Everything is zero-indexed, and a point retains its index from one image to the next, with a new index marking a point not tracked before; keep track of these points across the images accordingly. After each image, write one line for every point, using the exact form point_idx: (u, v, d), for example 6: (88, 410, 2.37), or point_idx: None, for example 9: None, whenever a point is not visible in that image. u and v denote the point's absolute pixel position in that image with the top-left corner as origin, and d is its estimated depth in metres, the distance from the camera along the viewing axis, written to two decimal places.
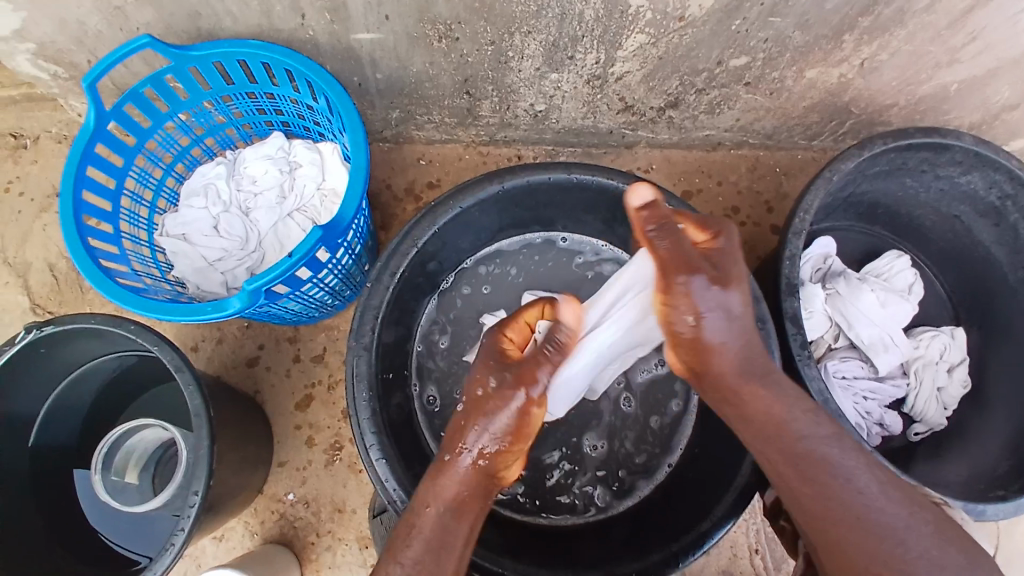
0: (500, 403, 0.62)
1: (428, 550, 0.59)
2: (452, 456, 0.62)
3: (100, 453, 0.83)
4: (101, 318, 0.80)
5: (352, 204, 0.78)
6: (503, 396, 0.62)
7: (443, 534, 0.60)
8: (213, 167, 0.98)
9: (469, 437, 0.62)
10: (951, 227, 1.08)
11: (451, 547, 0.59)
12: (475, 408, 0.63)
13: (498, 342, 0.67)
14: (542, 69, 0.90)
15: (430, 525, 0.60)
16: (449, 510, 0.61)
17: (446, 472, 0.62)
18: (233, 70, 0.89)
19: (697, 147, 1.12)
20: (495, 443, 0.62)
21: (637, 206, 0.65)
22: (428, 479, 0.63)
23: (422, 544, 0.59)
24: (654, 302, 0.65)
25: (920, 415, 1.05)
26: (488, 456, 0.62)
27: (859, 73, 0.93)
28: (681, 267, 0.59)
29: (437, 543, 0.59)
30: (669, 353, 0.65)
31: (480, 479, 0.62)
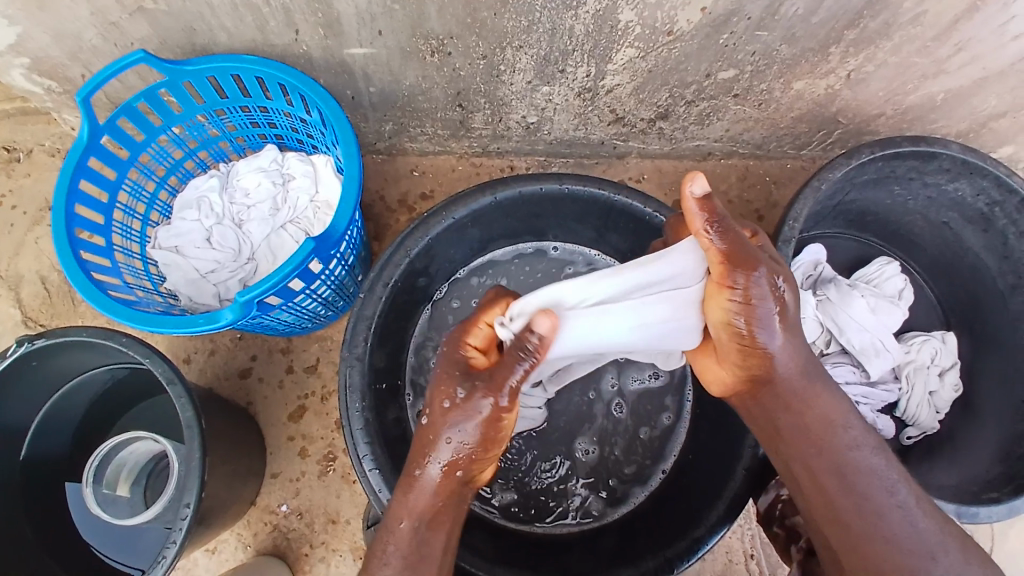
0: (467, 414, 0.62)
1: (406, 565, 0.62)
2: (422, 471, 0.64)
3: (92, 465, 0.83)
4: (93, 331, 0.80)
5: (345, 216, 0.79)
6: (469, 408, 0.62)
7: (418, 547, 0.63)
8: (206, 180, 0.99)
9: (437, 453, 0.64)
10: (940, 234, 1.09)
11: (428, 560, 0.63)
12: (441, 418, 0.63)
13: (459, 351, 0.65)
14: (534, 82, 0.91)
15: (406, 540, 0.63)
16: (424, 523, 0.64)
17: (418, 488, 0.64)
18: (227, 84, 0.90)
19: (687, 157, 1.13)
20: (464, 455, 0.64)
21: (696, 195, 0.64)
22: (399, 493, 0.65)
23: (400, 561, 0.62)
24: (714, 302, 0.67)
25: (913, 418, 1.05)
26: (459, 467, 0.64)
27: (846, 85, 0.95)
28: (745, 264, 0.63)
29: (415, 557, 0.63)
30: (729, 357, 0.69)
31: (453, 491, 0.65)
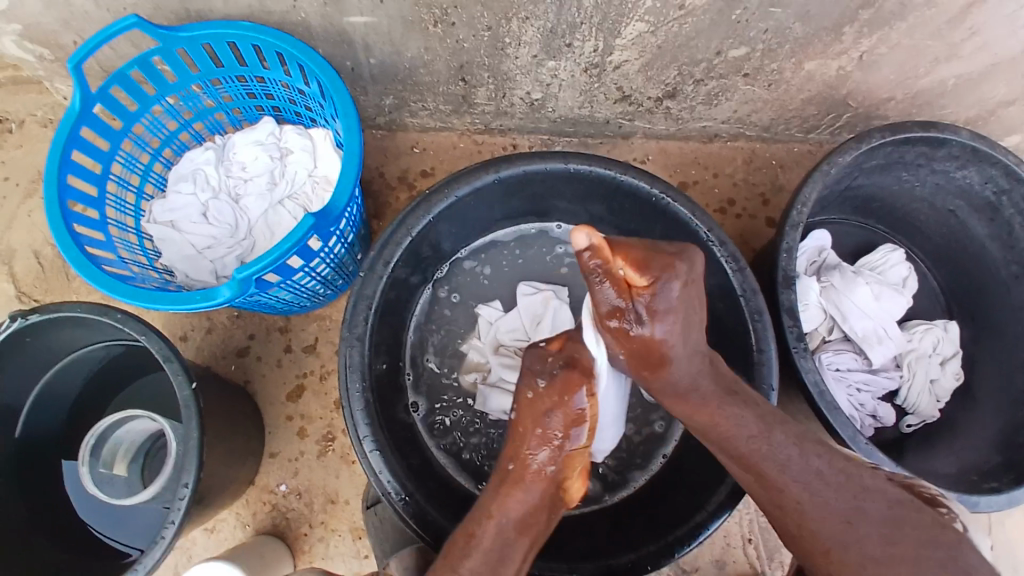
0: (547, 403, 0.64)
1: (488, 564, 0.59)
2: (517, 464, 0.64)
3: (88, 444, 0.82)
4: (87, 307, 0.78)
5: (345, 193, 0.77)
6: (549, 398, 0.64)
7: (503, 545, 0.60)
8: (201, 152, 0.96)
9: (531, 443, 0.64)
10: (946, 223, 1.08)
11: (510, 561, 0.60)
12: (529, 412, 0.65)
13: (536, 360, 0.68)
14: (539, 56, 0.88)
15: (490, 537, 0.61)
16: (511, 526, 0.62)
17: (512, 480, 0.63)
18: (222, 52, 0.87)
19: (694, 138, 1.11)
20: (558, 441, 0.64)
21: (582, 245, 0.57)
22: (493, 488, 0.64)
23: (481, 556, 0.59)
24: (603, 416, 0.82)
25: (913, 406, 1.05)
26: (554, 463, 0.64)
27: (858, 67, 0.92)
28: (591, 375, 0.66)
29: (495, 555, 0.60)
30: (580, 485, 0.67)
31: (546, 487, 0.64)
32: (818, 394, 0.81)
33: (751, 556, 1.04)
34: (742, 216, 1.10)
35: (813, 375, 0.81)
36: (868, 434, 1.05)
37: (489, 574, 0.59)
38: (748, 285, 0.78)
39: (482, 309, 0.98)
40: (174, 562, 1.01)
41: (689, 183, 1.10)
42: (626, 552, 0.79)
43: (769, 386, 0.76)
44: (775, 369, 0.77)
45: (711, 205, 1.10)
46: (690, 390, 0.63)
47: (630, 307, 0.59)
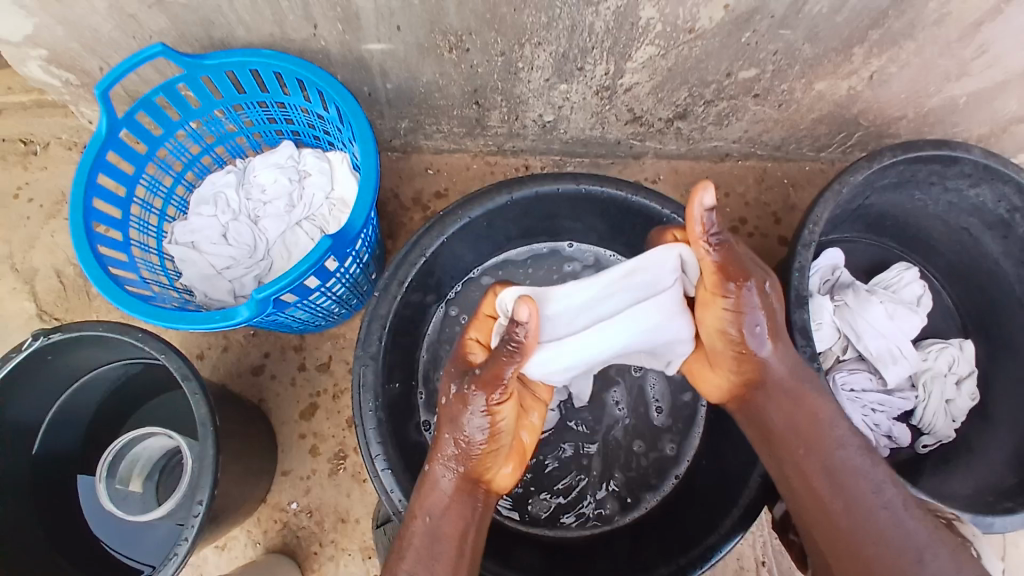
0: (464, 409, 0.64)
1: (421, 561, 0.64)
2: (432, 470, 0.67)
3: (105, 460, 0.82)
4: (108, 326, 0.80)
5: (361, 213, 0.78)
6: (468, 402, 0.63)
7: (432, 541, 0.64)
8: (223, 175, 0.98)
9: (443, 450, 0.66)
10: (959, 240, 1.07)
11: (440, 555, 0.64)
12: (461, 411, 0.64)
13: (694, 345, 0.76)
14: (552, 80, 0.90)
15: (418, 536, 0.65)
16: (436, 521, 0.65)
17: (428, 482, 0.67)
18: (245, 79, 0.89)
19: (705, 158, 1.12)
20: (475, 447, 0.65)
21: (707, 207, 0.64)
22: (415, 491, 0.68)
23: (414, 555, 0.64)
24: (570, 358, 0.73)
25: (929, 427, 1.04)
26: (464, 466, 0.66)
27: (868, 86, 0.93)
28: (739, 275, 0.66)
29: (426, 552, 0.64)
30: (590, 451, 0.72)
31: (462, 488, 0.66)
32: None
33: None
34: (754, 235, 1.10)
35: None
36: (883, 454, 1.04)
37: (424, 574, 0.63)
38: None
39: None
40: None
41: None
42: None
43: None
44: None
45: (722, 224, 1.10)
46: (778, 386, 0.69)
47: (745, 266, 0.67)
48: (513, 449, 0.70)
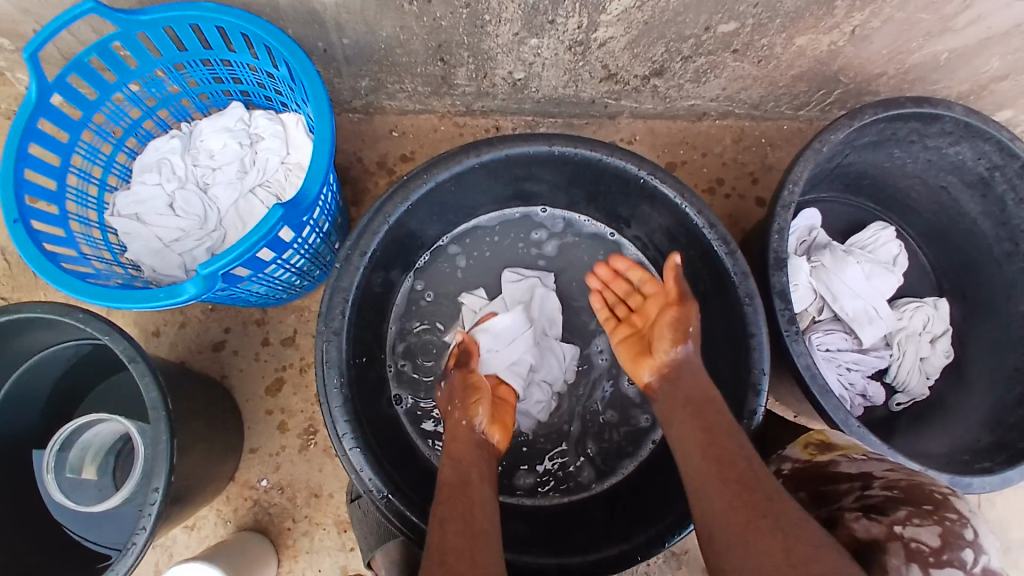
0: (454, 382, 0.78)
1: (456, 487, 0.66)
2: (448, 435, 0.74)
3: (52, 452, 0.76)
4: (49, 307, 0.73)
5: (318, 179, 0.72)
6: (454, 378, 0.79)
7: (460, 472, 0.68)
8: (167, 141, 0.91)
9: (451, 419, 0.75)
10: (937, 199, 1.06)
11: (473, 479, 0.67)
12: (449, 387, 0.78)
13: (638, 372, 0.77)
14: (522, 34, 0.84)
15: (450, 474, 0.68)
16: (461, 462, 0.70)
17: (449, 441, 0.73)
18: (186, 36, 0.83)
19: (681, 117, 1.08)
20: (472, 407, 0.75)
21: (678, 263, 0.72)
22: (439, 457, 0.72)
23: (449, 488, 0.66)
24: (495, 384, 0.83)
25: (903, 384, 1.04)
26: (471, 420, 0.74)
27: (850, 42, 0.90)
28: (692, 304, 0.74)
29: (458, 482, 0.66)
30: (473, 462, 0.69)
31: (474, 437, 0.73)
32: (811, 377, 0.78)
33: None
34: (731, 196, 1.07)
35: (805, 359, 0.78)
36: (857, 413, 1.05)
37: (461, 495, 0.65)
38: (740, 268, 0.75)
39: (467, 298, 0.95)
40: (154, 560, 0.98)
41: (678, 163, 1.08)
42: (618, 543, 0.76)
43: (760, 371, 0.73)
44: (767, 352, 0.74)
45: (699, 185, 1.07)
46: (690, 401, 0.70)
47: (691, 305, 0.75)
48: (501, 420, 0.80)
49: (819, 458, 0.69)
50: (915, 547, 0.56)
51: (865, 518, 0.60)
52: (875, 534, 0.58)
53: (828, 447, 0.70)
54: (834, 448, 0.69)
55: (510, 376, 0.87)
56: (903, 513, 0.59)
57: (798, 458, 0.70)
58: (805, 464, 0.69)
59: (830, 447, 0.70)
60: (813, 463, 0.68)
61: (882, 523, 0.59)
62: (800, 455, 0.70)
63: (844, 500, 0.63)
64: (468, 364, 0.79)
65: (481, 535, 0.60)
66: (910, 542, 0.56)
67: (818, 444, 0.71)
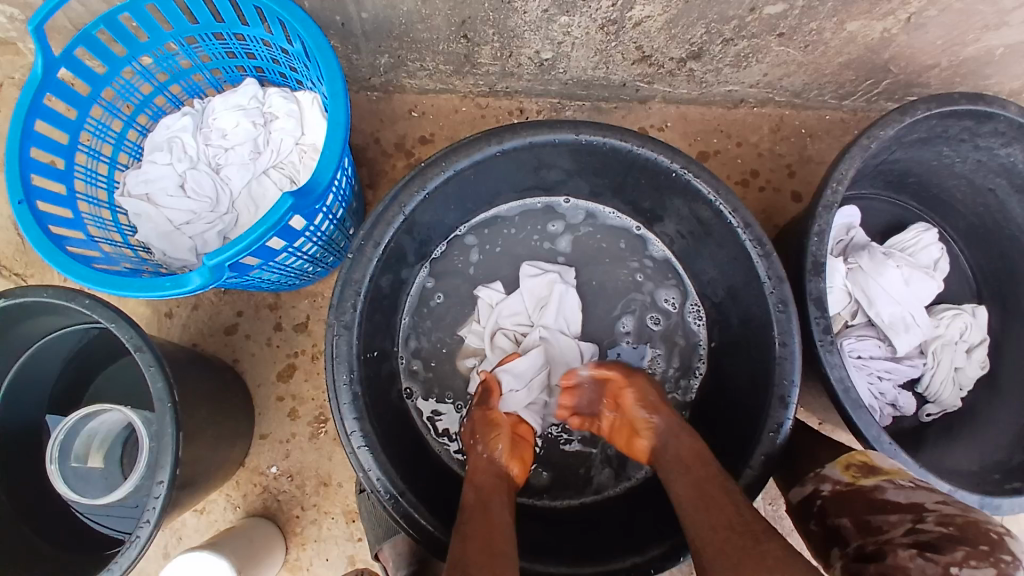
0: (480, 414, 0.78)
1: (477, 507, 0.64)
2: (473, 463, 0.73)
3: (56, 439, 0.75)
4: (55, 292, 0.70)
5: (329, 166, 0.68)
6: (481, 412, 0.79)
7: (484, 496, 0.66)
8: (178, 118, 0.87)
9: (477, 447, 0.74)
10: (985, 201, 0.99)
11: (496, 503, 0.65)
12: (477, 420, 0.77)
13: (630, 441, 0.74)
14: (551, 11, 0.79)
15: (473, 496, 0.66)
16: (484, 488, 0.68)
17: (474, 468, 0.72)
18: (196, 6, 0.79)
19: (717, 104, 1.01)
20: (495, 438, 0.75)
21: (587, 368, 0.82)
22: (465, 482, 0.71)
23: (470, 508, 0.64)
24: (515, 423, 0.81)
25: (935, 396, 0.99)
26: (491, 450, 0.73)
27: (905, 29, 0.83)
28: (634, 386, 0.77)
29: (480, 503, 0.65)
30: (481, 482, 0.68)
31: (496, 467, 0.72)
32: (843, 391, 0.73)
33: None
34: (765, 190, 1.02)
35: (839, 371, 0.73)
36: (886, 423, 1.00)
37: (482, 514, 0.63)
38: (775, 273, 0.70)
39: (482, 292, 0.91)
40: (164, 542, 0.98)
41: (710, 153, 1.02)
42: (631, 552, 0.72)
43: (790, 382, 0.69)
44: (799, 364, 0.69)
45: (732, 176, 1.02)
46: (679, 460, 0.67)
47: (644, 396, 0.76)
48: (524, 451, 0.78)
49: (863, 482, 0.69)
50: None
51: (920, 557, 0.57)
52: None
53: (872, 471, 0.70)
54: (878, 472, 0.70)
55: (528, 413, 0.84)
56: (961, 554, 0.56)
57: (840, 480, 0.70)
58: (847, 487, 0.69)
59: (874, 470, 0.70)
60: (856, 486, 0.69)
61: (938, 563, 0.56)
62: (842, 476, 0.71)
63: (895, 532, 0.62)
64: (488, 402, 0.80)
65: (501, 552, 0.57)
66: None
67: (860, 466, 0.71)
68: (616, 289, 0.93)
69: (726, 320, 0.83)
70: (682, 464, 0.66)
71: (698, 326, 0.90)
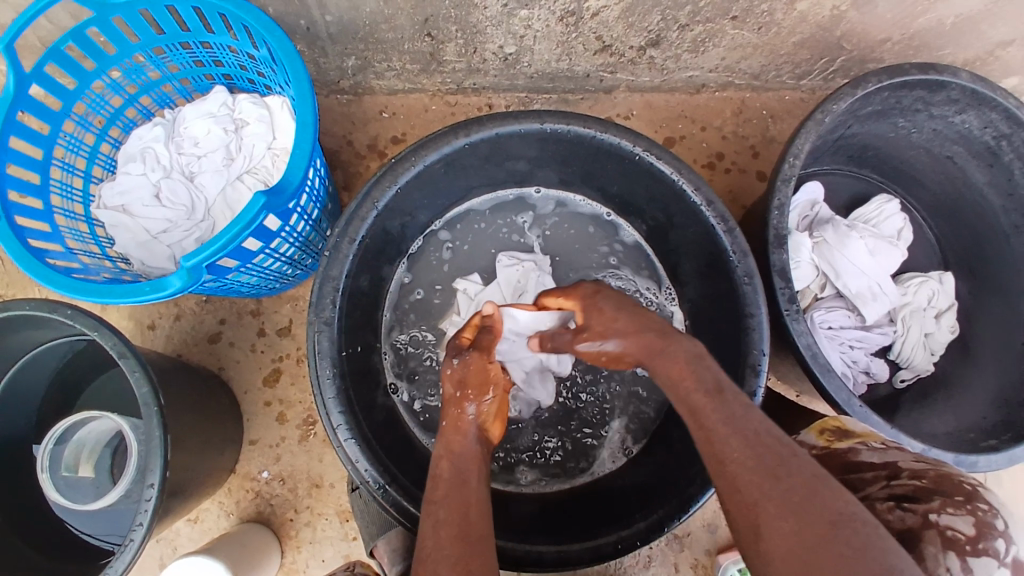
0: (478, 365, 0.70)
1: (451, 486, 0.62)
2: (453, 419, 0.68)
3: (46, 450, 0.76)
4: (36, 304, 0.71)
5: (300, 166, 0.70)
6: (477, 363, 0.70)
7: (458, 472, 0.64)
8: (150, 129, 0.88)
9: (463, 405, 0.68)
10: (943, 169, 1.03)
11: (471, 481, 0.63)
12: (473, 368, 0.70)
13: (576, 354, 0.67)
14: (510, 6, 0.81)
15: (447, 469, 0.64)
16: (460, 459, 0.65)
17: (453, 429, 0.67)
18: (161, 17, 0.81)
19: (680, 90, 1.04)
20: (484, 402, 0.68)
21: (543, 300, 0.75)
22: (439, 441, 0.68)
23: (444, 484, 0.62)
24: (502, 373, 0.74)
25: (907, 361, 1.03)
26: (477, 412, 0.68)
27: (853, 6, 0.86)
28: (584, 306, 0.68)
29: (455, 479, 0.63)
30: (455, 458, 0.65)
31: (476, 433, 0.67)
32: (812, 357, 0.76)
33: None
34: (731, 171, 1.05)
35: (806, 339, 0.76)
36: (861, 391, 1.03)
37: (456, 495, 0.61)
38: (740, 246, 0.73)
39: (460, 284, 0.92)
40: (159, 554, 0.98)
41: (676, 138, 1.05)
42: (618, 528, 0.74)
43: (760, 351, 0.71)
44: (767, 334, 0.72)
45: (699, 160, 1.05)
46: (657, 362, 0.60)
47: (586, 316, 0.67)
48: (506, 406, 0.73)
49: (837, 446, 0.69)
50: (952, 535, 0.56)
51: (899, 508, 0.60)
52: (909, 524, 0.58)
53: (846, 434, 0.70)
54: (851, 435, 0.70)
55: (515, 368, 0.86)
56: (938, 502, 0.58)
57: (815, 445, 0.71)
58: (821, 452, 0.69)
59: (847, 434, 0.70)
60: (830, 451, 0.69)
61: (917, 512, 0.58)
62: (817, 441, 0.71)
63: (871, 488, 0.63)
64: (488, 350, 0.72)
65: (475, 544, 0.57)
66: (945, 530, 0.56)
67: (833, 431, 0.71)
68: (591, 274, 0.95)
69: (699, 297, 0.85)
70: (670, 382, 0.59)
71: (672, 305, 0.92)
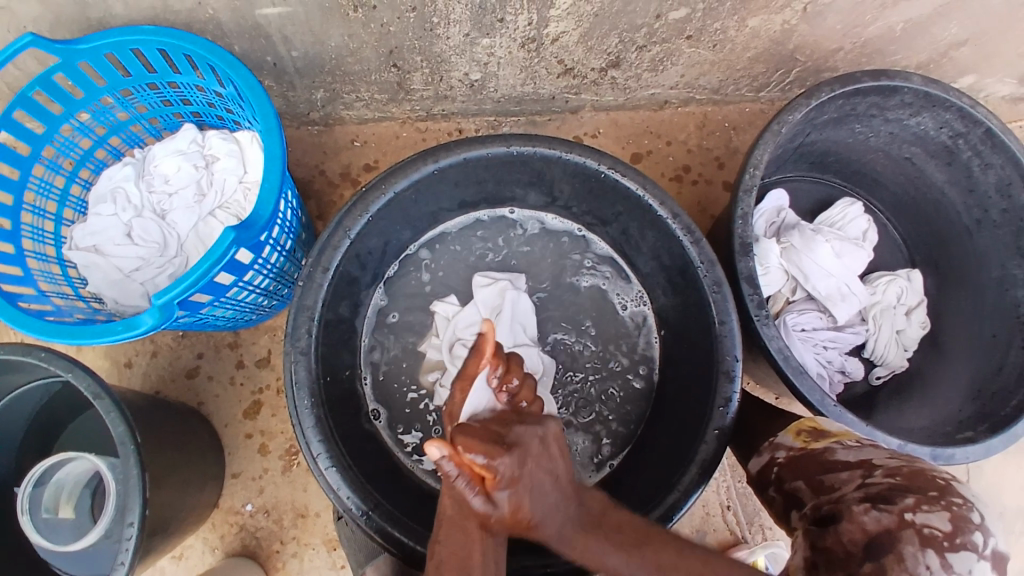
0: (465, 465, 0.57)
1: (455, 542, 0.57)
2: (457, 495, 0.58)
3: (25, 492, 0.75)
4: (10, 348, 0.70)
5: (269, 200, 0.71)
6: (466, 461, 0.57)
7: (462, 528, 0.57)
8: (120, 168, 0.89)
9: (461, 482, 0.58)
10: (903, 170, 1.07)
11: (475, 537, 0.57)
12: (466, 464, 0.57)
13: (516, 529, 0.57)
14: (472, 34, 0.84)
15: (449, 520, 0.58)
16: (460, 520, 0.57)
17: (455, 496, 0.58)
18: (128, 60, 0.82)
19: (643, 107, 1.07)
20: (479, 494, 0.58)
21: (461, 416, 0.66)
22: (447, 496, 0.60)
23: (446, 531, 0.58)
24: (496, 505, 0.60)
25: (881, 358, 1.05)
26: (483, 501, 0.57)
27: (803, 19, 0.90)
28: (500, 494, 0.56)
29: (458, 529, 0.57)
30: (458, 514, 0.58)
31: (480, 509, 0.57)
32: (784, 360, 0.78)
33: (730, 522, 1.04)
34: (698, 183, 1.07)
35: (776, 342, 0.78)
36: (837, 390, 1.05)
37: (460, 548, 0.56)
38: (705, 256, 0.75)
39: (438, 306, 0.93)
40: None
41: (642, 154, 1.07)
42: None
43: (732, 357, 0.73)
44: (737, 339, 0.73)
45: (666, 173, 1.07)
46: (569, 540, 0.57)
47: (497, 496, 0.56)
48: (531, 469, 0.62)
49: (813, 446, 0.71)
50: (929, 533, 0.55)
51: (874, 509, 0.59)
52: (886, 524, 0.58)
53: (822, 434, 0.73)
54: (827, 435, 0.72)
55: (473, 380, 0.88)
56: (911, 500, 0.59)
57: (792, 446, 0.73)
58: (799, 452, 0.72)
59: (823, 434, 0.73)
60: (808, 451, 0.71)
61: (892, 512, 0.58)
62: (794, 443, 0.73)
63: (847, 489, 0.64)
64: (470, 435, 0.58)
65: None
66: (922, 528, 0.56)
67: (809, 432, 0.74)
68: (566, 290, 0.97)
69: (670, 308, 0.87)
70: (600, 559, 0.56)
71: (644, 306, 0.94)
